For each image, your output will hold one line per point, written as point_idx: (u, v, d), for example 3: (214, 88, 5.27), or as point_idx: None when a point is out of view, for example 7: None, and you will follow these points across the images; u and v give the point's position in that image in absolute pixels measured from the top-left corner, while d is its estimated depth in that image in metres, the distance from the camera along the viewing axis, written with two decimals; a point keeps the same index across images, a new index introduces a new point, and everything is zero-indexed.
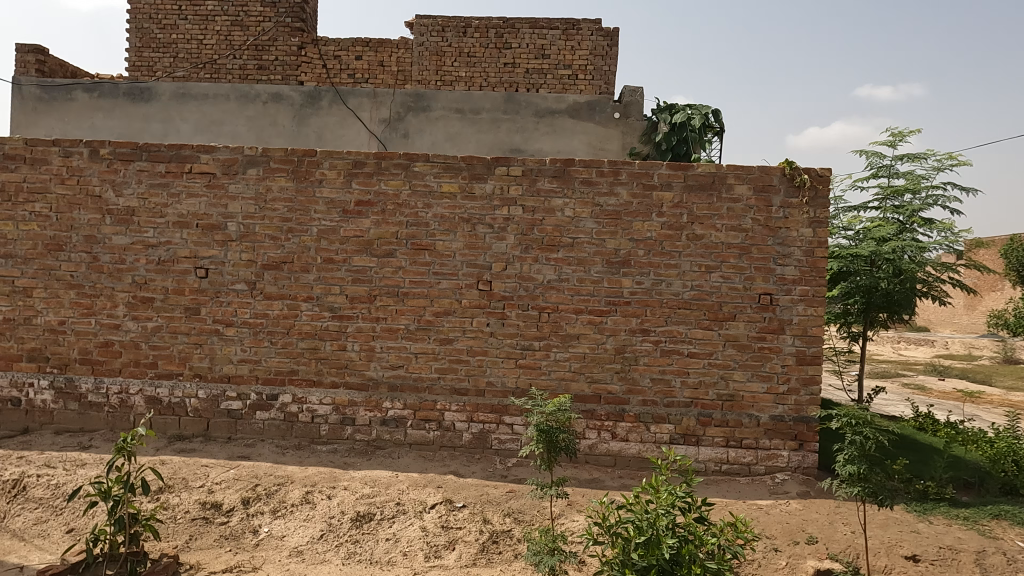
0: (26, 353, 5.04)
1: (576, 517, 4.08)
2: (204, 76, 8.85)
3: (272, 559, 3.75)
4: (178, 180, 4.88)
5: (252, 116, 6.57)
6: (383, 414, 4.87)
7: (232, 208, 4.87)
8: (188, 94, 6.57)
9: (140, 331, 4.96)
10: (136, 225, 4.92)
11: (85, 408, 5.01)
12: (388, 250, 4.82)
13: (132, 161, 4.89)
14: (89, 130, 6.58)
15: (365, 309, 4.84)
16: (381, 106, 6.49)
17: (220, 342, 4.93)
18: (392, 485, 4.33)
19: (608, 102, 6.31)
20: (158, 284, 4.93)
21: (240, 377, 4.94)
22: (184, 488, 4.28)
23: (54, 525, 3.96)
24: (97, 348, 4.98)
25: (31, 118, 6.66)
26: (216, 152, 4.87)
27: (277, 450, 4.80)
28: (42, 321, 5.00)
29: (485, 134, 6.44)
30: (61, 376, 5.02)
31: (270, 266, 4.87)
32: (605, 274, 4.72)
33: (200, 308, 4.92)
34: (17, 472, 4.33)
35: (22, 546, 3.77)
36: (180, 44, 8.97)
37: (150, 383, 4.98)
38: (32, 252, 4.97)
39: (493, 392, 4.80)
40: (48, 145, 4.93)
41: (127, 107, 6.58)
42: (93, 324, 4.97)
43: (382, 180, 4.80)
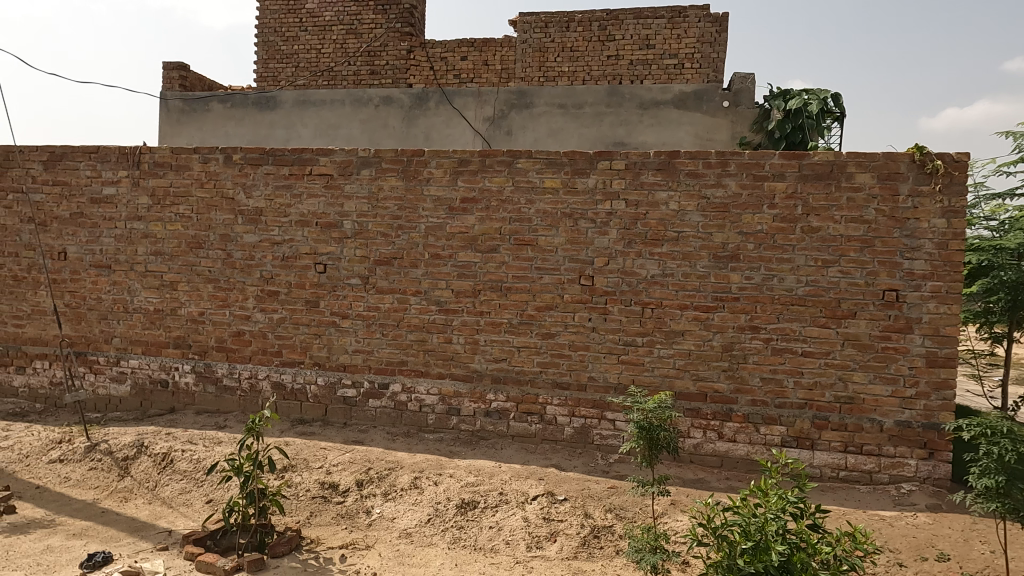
0: (173, 340, 5.60)
1: (680, 517, 3.99)
2: (323, 83, 9.39)
3: (384, 538, 3.95)
4: (300, 181, 5.25)
5: (365, 119, 6.93)
6: (487, 405, 4.99)
7: (347, 207, 5.17)
8: (308, 100, 7.05)
9: (267, 322, 5.38)
10: (264, 225, 5.34)
11: (222, 390, 5.51)
12: (492, 246, 4.93)
13: (260, 165, 5.31)
14: (223, 138, 7.23)
15: (471, 304, 4.99)
16: (485, 104, 6.64)
17: (337, 333, 5.25)
18: (495, 475, 4.44)
19: (716, 91, 6.10)
20: (282, 279, 5.33)
21: (354, 366, 5.24)
22: (305, 467, 4.61)
23: (196, 495, 4.38)
24: (231, 337, 5.46)
25: (175, 128, 7.42)
26: (333, 154, 5.18)
27: (387, 437, 5.03)
28: (185, 311, 5.54)
29: (587, 129, 6.42)
30: (201, 362, 5.54)
31: (382, 262, 5.13)
32: (712, 269, 4.57)
33: (319, 301, 5.26)
34: (165, 446, 4.82)
35: (170, 513, 4.22)
36: (301, 54, 9.58)
37: (276, 370, 5.39)
38: (177, 250, 5.53)
39: (595, 387, 4.80)
40: (190, 153, 5.45)
41: (255, 115, 7.15)
42: (228, 314, 5.45)
43: (486, 177, 4.91)
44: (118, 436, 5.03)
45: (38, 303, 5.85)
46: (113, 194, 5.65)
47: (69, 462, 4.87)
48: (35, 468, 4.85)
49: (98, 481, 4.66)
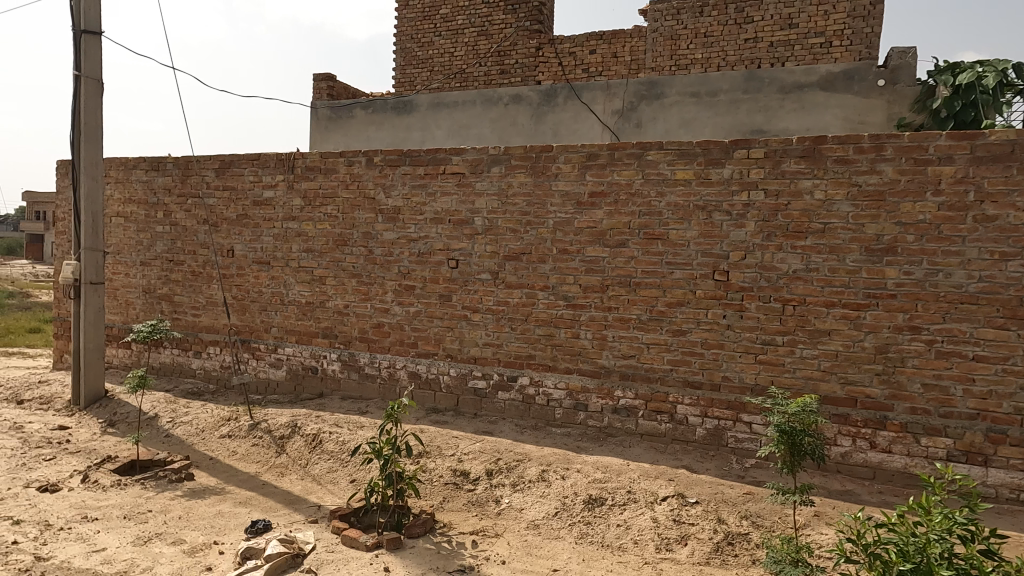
0: (322, 330, 6.06)
1: (825, 530, 3.71)
2: (455, 85, 9.71)
3: (512, 528, 4.03)
4: (434, 181, 5.48)
5: (495, 118, 7.09)
6: (615, 402, 4.93)
7: (478, 204, 5.32)
8: (441, 103, 7.33)
9: (404, 314, 5.67)
10: (402, 222, 5.63)
11: (364, 378, 5.87)
12: (621, 240, 4.85)
13: (398, 166, 5.61)
14: (365, 142, 7.71)
15: (598, 299, 4.95)
16: (614, 97, 6.55)
17: (468, 326, 5.42)
18: (624, 473, 4.37)
19: (870, 69, 5.60)
20: (418, 274, 5.59)
21: (485, 359, 5.38)
22: (439, 454, 4.81)
23: (341, 474, 4.71)
24: (372, 328, 5.82)
25: (324, 134, 8.03)
26: (465, 153, 5.35)
27: (516, 429, 5.11)
28: (333, 304, 5.98)
29: (722, 117, 6.13)
30: (346, 351, 5.96)
31: (511, 257, 5.23)
32: (864, 264, 4.19)
33: (452, 295, 5.47)
34: (315, 427, 5.23)
35: (320, 489, 4.58)
36: (436, 59, 9.97)
37: (412, 360, 5.66)
38: (326, 247, 5.98)
39: (730, 387, 4.58)
40: (337, 157, 5.87)
41: (393, 119, 7.56)
42: (369, 307, 5.81)
43: (615, 171, 4.85)
44: (276, 417, 5.52)
45: (211, 296, 6.57)
46: (272, 197, 6.21)
47: (236, 438, 5.42)
48: (209, 441, 5.46)
49: (259, 456, 5.15)
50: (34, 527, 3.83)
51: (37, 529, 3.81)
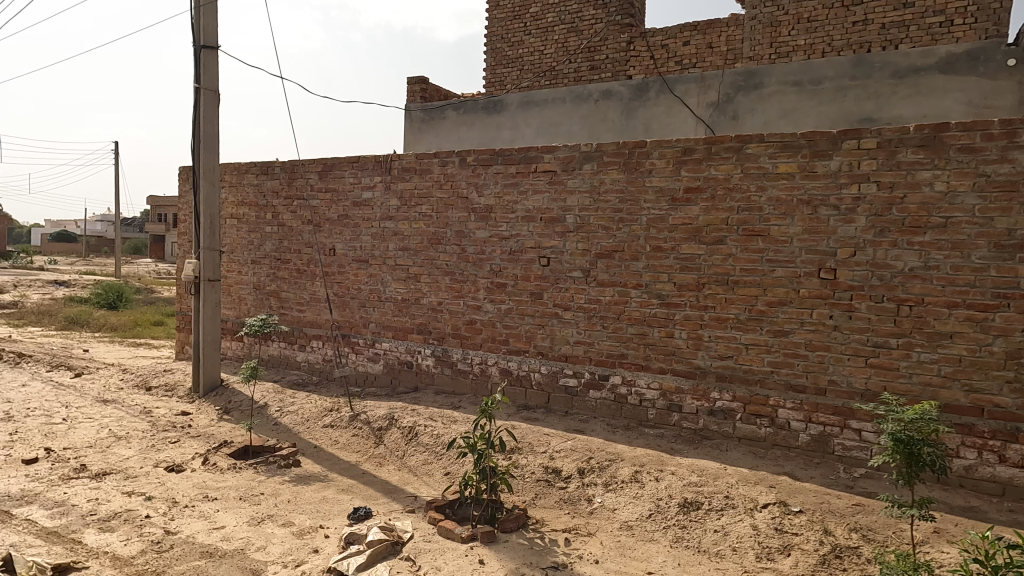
0: (417, 326, 6.24)
1: (947, 548, 3.43)
2: (545, 83, 9.72)
3: (605, 528, 4.00)
4: (526, 179, 5.52)
5: (585, 115, 7.05)
6: (711, 404, 4.78)
7: (570, 202, 5.31)
8: (531, 101, 7.37)
9: (496, 311, 5.75)
10: (494, 221, 5.71)
11: (456, 373, 5.99)
12: (718, 237, 4.70)
13: (490, 165, 5.69)
14: (457, 142, 7.88)
15: (694, 297, 4.82)
16: (709, 89, 6.35)
17: (559, 324, 5.42)
18: (721, 477, 4.23)
19: (998, 48, 5.14)
20: (510, 272, 5.65)
21: (576, 357, 5.37)
22: (530, 451, 4.84)
23: (436, 467, 4.84)
24: (465, 325, 5.93)
25: (417, 136, 8.27)
26: (557, 151, 5.35)
27: (608, 428, 5.05)
28: (427, 301, 6.15)
29: (827, 106, 5.80)
30: (440, 347, 6.10)
31: (603, 255, 5.18)
32: (993, 261, 3.85)
33: (543, 293, 5.48)
34: (411, 420, 5.40)
35: (416, 480, 4.73)
36: (526, 58, 10.01)
37: (504, 357, 5.73)
38: (421, 245, 6.16)
39: (836, 392, 4.33)
40: (431, 158, 6.03)
41: (484, 119, 7.68)
42: (462, 304, 5.94)
43: (712, 165, 4.70)
44: (374, 409, 5.74)
45: (315, 292, 6.92)
46: (370, 197, 6.47)
47: (338, 428, 5.68)
48: (313, 430, 5.76)
49: (359, 446, 5.38)
50: (163, 503, 4.19)
51: (166, 505, 4.17)
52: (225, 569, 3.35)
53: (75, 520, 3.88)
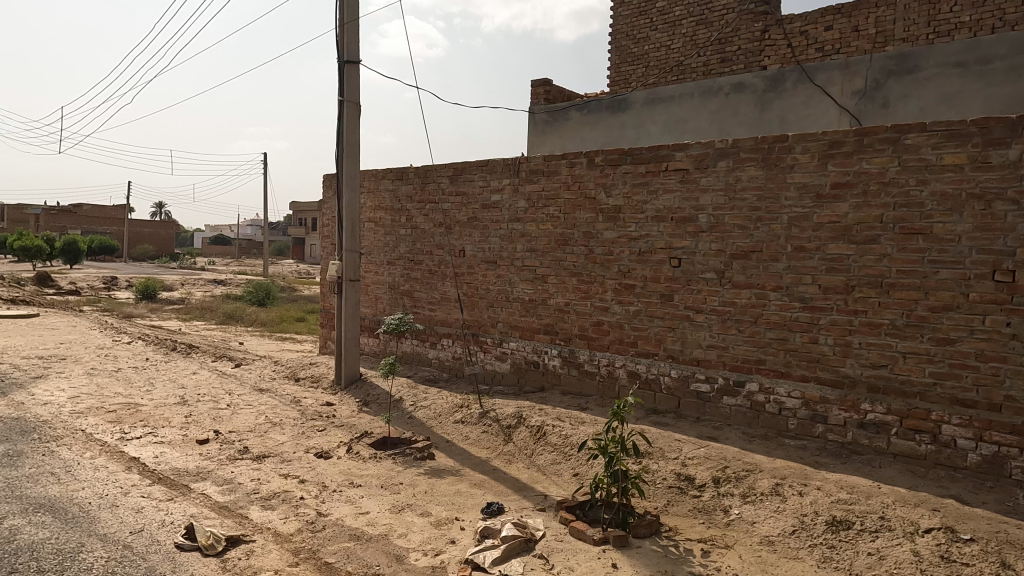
0: (544, 327, 6.30)
1: None
2: (672, 79, 9.46)
3: (744, 541, 3.82)
4: (656, 178, 5.41)
5: (715, 109, 6.78)
6: (861, 416, 4.42)
7: (703, 201, 5.14)
8: (657, 98, 7.21)
9: (624, 313, 5.68)
10: (622, 221, 5.65)
11: (583, 374, 5.98)
12: (871, 236, 4.35)
13: (619, 165, 5.64)
14: (580, 143, 7.86)
15: (841, 301, 4.49)
16: (854, 76, 5.91)
17: (691, 327, 5.26)
18: (874, 496, 3.90)
19: None
20: (639, 273, 5.56)
21: (709, 362, 5.18)
22: (662, 456, 4.74)
23: (565, 467, 4.86)
24: (592, 326, 5.91)
25: (541, 138, 8.35)
26: (689, 148, 5.20)
27: (744, 437, 4.82)
28: (554, 302, 6.19)
29: (997, 88, 5.21)
30: (566, 347, 6.12)
31: (739, 255, 4.96)
32: None
33: (674, 295, 5.35)
34: (539, 419, 5.46)
35: (545, 479, 4.78)
36: (651, 54, 9.80)
37: (632, 360, 5.64)
38: (548, 246, 6.22)
39: (1014, 409, 3.86)
40: (559, 160, 6.07)
41: (608, 118, 7.60)
42: (589, 306, 5.92)
43: (864, 159, 4.36)
44: (503, 407, 5.87)
45: (446, 292, 7.19)
46: (499, 200, 6.62)
47: (468, 424, 5.87)
48: (445, 425, 5.98)
49: (489, 443, 5.52)
50: (315, 487, 4.53)
51: (317, 488, 4.51)
52: (371, 553, 3.57)
53: (242, 496, 4.30)
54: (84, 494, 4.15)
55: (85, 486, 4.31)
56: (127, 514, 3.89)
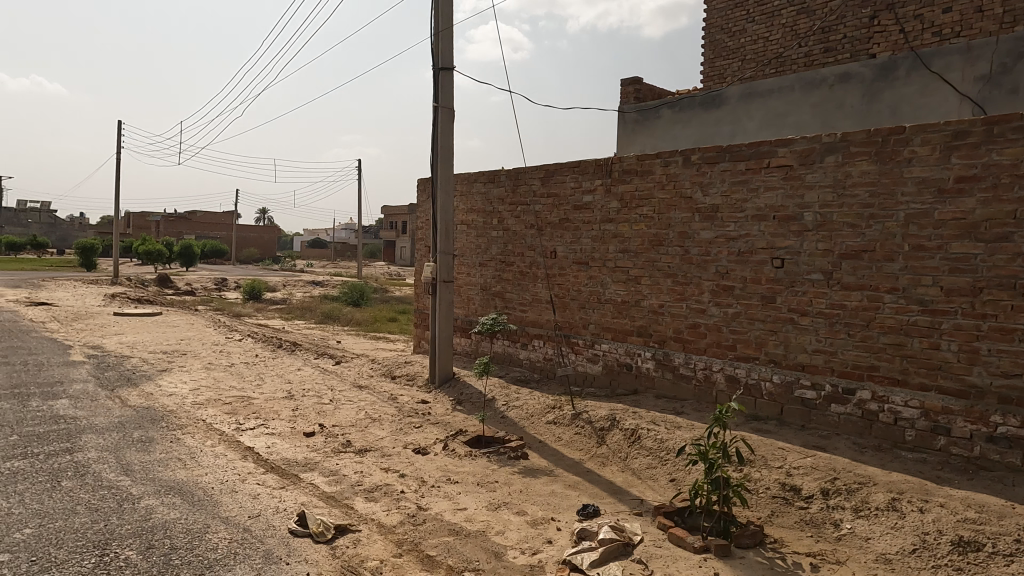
0: (637, 328, 6.21)
1: None
2: (770, 72, 9.08)
3: (857, 558, 3.60)
4: (757, 175, 5.22)
5: (818, 102, 6.45)
6: (990, 429, 4.07)
7: (809, 198, 4.91)
8: (754, 92, 6.93)
9: (722, 315, 5.51)
10: (720, 221, 5.49)
11: (678, 378, 5.84)
12: (1002, 233, 4.00)
13: (717, 162, 5.49)
14: (672, 141, 7.68)
15: (967, 304, 4.15)
16: (978, 61, 5.48)
17: (795, 330, 5.03)
18: (1008, 516, 3.56)
19: None
20: (738, 274, 5.38)
21: (815, 367, 4.93)
22: (764, 465, 4.55)
23: (661, 472, 4.77)
24: (688, 328, 5.77)
25: (631, 137, 8.23)
26: (793, 144, 4.98)
27: (855, 447, 4.54)
28: (648, 303, 6.10)
29: None
30: (661, 350, 6.00)
31: (849, 255, 4.70)
32: None
33: (776, 297, 5.13)
34: (634, 422, 5.38)
35: (640, 483, 4.71)
36: (748, 47, 9.45)
37: (731, 364, 5.46)
38: (641, 247, 6.13)
39: None
40: (653, 159, 5.98)
41: (701, 115, 7.39)
42: (685, 307, 5.78)
43: (994, 150, 4.02)
44: (596, 409, 5.83)
45: (537, 293, 7.24)
46: (591, 201, 6.60)
47: (561, 425, 5.87)
48: (538, 426, 6.01)
49: (582, 444, 5.50)
50: (414, 482, 4.68)
51: (416, 483, 4.65)
52: (470, 548, 3.64)
53: (346, 488, 4.50)
54: (207, 479, 4.48)
55: (207, 472, 4.65)
56: (245, 499, 4.16)
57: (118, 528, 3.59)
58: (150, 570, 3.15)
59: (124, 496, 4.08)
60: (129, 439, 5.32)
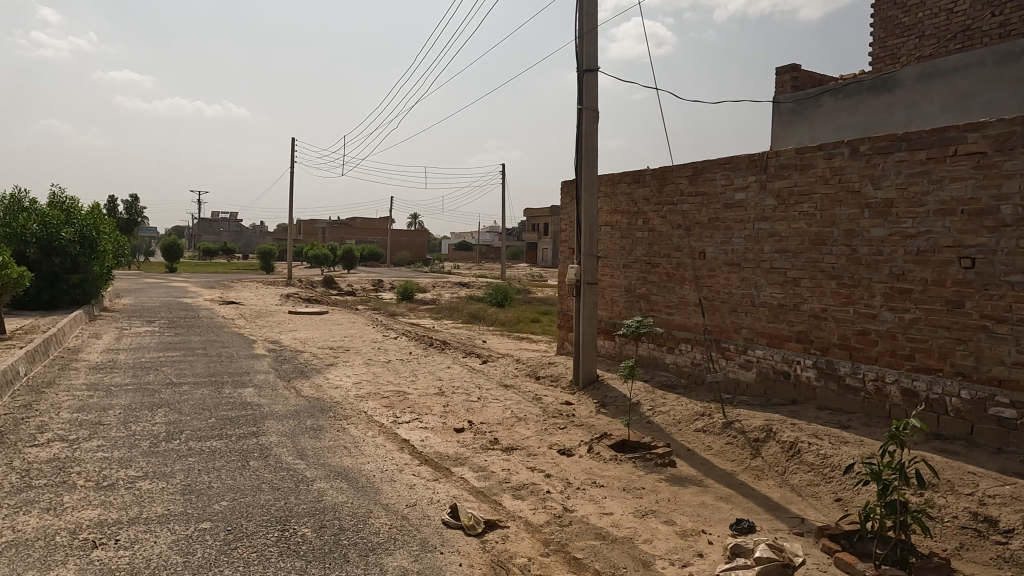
0: (795, 334, 5.80)
1: None
2: (955, 48, 8.05)
3: None
4: (940, 165, 4.68)
5: (1016, 78, 5.65)
6: None
7: (1006, 188, 4.31)
8: (935, 72, 6.21)
9: (897, 321, 4.98)
10: (895, 216, 4.98)
11: (844, 389, 5.36)
12: None
13: (891, 153, 4.99)
14: (835, 131, 7.08)
15: None
16: None
17: (989, 340, 4.42)
18: None
19: None
20: (917, 275, 4.84)
21: (1014, 382, 4.29)
22: (951, 490, 4.05)
23: (825, 490, 4.41)
24: (856, 335, 5.28)
25: (787, 130, 7.69)
26: (987, 127, 4.41)
27: None
28: (809, 307, 5.67)
29: None
30: (823, 358, 5.55)
31: None
32: None
33: (964, 301, 4.55)
34: (793, 435, 5.02)
35: (801, 501, 4.38)
36: (927, 21, 8.44)
37: (907, 375, 4.90)
38: (801, 247, 5.73)
39: None
40: (815, 152, 5.58)
41: (870, 101, 6.74)
42: (852, 312, 5.31)
43: None
44: (749, 418, 5.52)
45: (684, 296, 7.01)
46: (744, 199, 6.28)
47: (710, 433, 5.63)
48: (686, 433, 5.81)
49: (734, 455, 5.24)
50: (559, 482, 4.72)
51: (562, 484, 4.69)
52: (617, 554, 3.60)
53: (495, 484, 4.64)
54: (369, 467, 4.84)
55: (370, 460, 5.02)
56: (403, 488, 4.44)
57: (296, 506, 3.99)
58: (323, 547, 3.46)
59: (300, 478, 4.51)
60: (304, 426, 5.89)
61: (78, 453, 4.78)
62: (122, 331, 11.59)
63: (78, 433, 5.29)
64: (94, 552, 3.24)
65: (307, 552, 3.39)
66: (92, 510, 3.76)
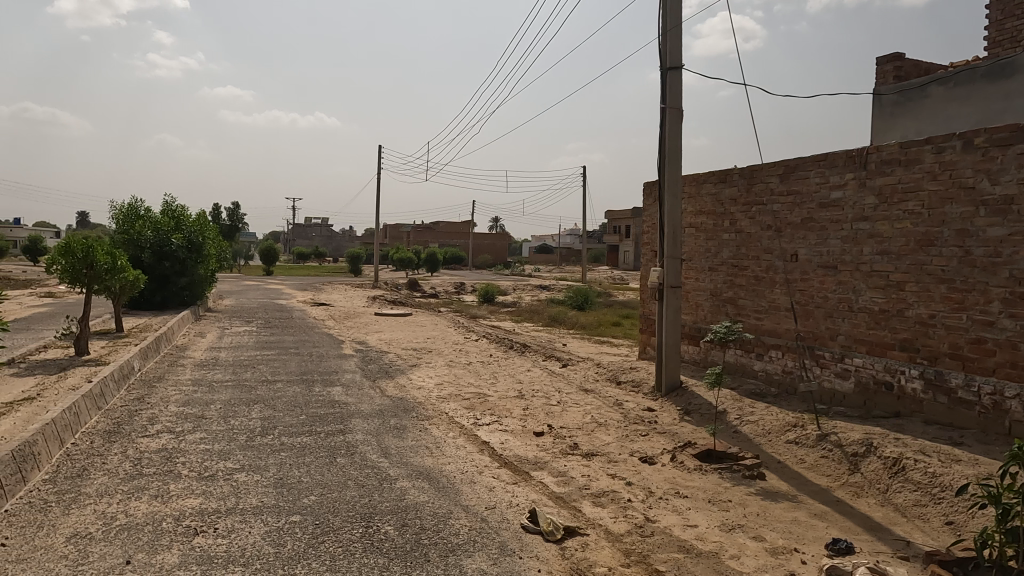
0: (899, 342, 5.40)
1: None
2: None
3: None
4: None
5: None
6: None
7: None
8: None
9: (1018, 329, 4.54)
10: (1016, 214, 4.55)
11: (955, 403, 4.92)
12: None
13: (1011, 145, 4.58)
14: (944, 123, 6.58)
15: None
16: None
17: None
18: None
19: None
20: None
21: None
22: None
23: (934, 512, 4.06)
24: (970, 344, 4.85)
25: (888, 123, 7.22)
26: None
27: None
28: (914, 313, 5.26)
29: None
30: (932, 368, 5.12)
31: None
32: None
33: None
34: (897, 451, 4.67)
35: (906, 523, 4.06)
36: None
37: None
38: (905, 248, 5.34)
39: None
40: (922, 146, 5.19)
41: (985, 89, 6.23)
42: (965, 319, 4.89)
43: None
44: (847, 431, 5.19)
45: (775, 300, 6.69)
46: (840, 197, 5.93)
47: (803, 446, 5.33)
48: (776, 444, 5.53)
49: (830, 470, 4.92)
50: (641, 491, 4.60)
51: (643, 493, 4.57)
52: (702, 569, 3.46)
53: (574, 490, 4.59)
54: (450, 468, 4.90)
55: (450, 461, 5.08)
56: (483, 490, 4.47)
57: (381, 504, 4.09)
58: (405, 545, 3.52)
59: (383, 476, 4.63)
60: (388, 425, 6.05)
61: (183, 445, 5.12)
62: (224, 331, 12.34)
63: (183, 426, 5.67)
64: (195, 539, 3.44)
65: (390, 549, 3.46)
66: (194, 499, 4.01)
